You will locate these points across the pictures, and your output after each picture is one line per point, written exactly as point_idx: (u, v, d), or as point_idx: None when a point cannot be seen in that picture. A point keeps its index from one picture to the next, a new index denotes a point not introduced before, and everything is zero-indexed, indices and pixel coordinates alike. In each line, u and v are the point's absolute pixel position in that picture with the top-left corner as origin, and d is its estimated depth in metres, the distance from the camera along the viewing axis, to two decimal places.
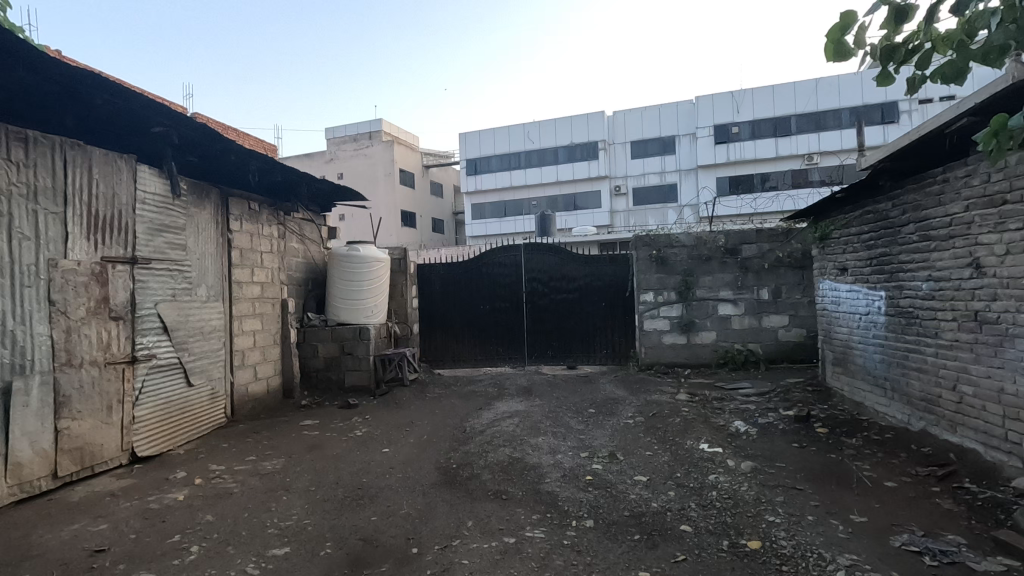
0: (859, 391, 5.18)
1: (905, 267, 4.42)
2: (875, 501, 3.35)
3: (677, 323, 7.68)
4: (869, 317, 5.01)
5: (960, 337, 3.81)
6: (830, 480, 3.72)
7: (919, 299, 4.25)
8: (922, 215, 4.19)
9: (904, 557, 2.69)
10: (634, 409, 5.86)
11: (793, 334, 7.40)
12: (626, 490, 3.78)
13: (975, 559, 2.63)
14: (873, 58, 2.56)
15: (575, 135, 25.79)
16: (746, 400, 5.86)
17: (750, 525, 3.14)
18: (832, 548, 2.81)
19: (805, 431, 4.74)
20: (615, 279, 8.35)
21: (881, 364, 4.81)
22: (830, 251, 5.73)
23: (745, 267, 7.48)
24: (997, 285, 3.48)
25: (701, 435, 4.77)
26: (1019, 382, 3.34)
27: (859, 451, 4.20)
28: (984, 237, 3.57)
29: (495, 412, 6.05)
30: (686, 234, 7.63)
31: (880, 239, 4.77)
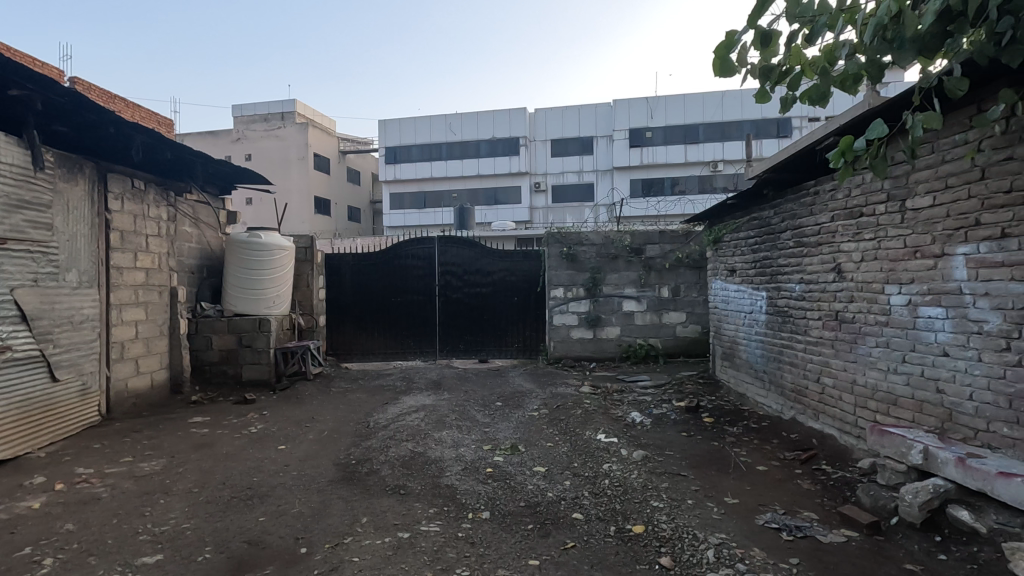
0: (743, 383, 5.63)
1: (783, 270, 4.84)
2: (748, 483, 3.66)
3: (585, 318, 7.94)
4: (752, 316, 5.45)
5: (824, 334, 4.24)
6: (711, 466, 4.01)
7: (793, 299, 4.67)
8: (797, 223, 4.61)
9: (765, 533, 2.96)
10: (540, 401, 6.02)
11: (689, 330, 7.89)
12: (524, 481, 3.87)
13: (823, 532, 2.93)
14: (753, 77, 2.78)
15: (496, 130, 25.83)
16: (643, 392, 6.19)
17: (636, 511, 3.33)
18: (706, 528, 3.03)
19: (693, 421, 5.08)
20: (528, 274, 8.50)
21: (762, 358, 5.25)
22: (722, 253, 6.16)
23: (648, 266, 7.87)
24: (853, 289, 3.90)
25: (599, 426, 4.99)
26: (868, 375, 3.77)
27: (738, 438, 4.57)
28: (845, 245, 3.99)
29: (402, 405, 5.97)
30: (595, 232, 7.91)
31: (763, 244, 5.20)
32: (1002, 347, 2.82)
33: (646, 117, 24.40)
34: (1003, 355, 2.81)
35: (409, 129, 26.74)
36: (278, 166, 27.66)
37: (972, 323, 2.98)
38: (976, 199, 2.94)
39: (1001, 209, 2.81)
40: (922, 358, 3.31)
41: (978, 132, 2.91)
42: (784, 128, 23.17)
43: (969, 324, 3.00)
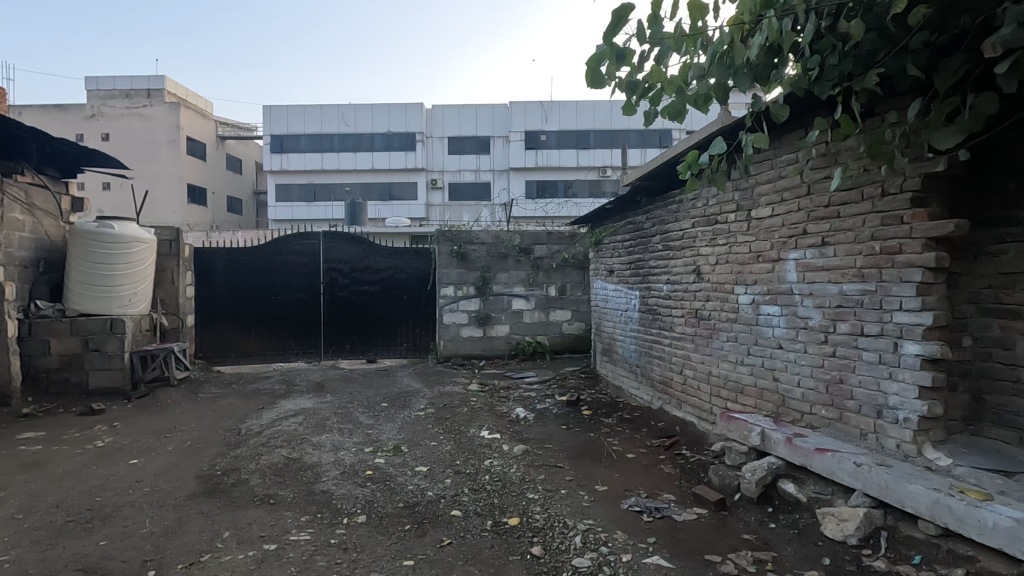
0: (619, 376, 6.00)
1: (653, 271, 5.22)
2: (618, 471, 3.91)
3: (475, 316, 8.01)
4: (627, 313, 5.83)
5: (686, 330, 4.64)
6: (585, 456, 4.23)
7: (661, 298, 5.06)
8: (665, 228, 4.99)
9: (629, 517, 3.18)
10: (427, 400, 5.98)
11: (574, 327, 8.25)
12: (405, 482, 3.83)
13: (678, 512, 3.21)
14: (621, 90, 2.97)
15: (392, 123, 25.17)
16: (528, 388, 6.39)
17: (512, 504, 3.42)
18: (576, 516, 3.19)
19: (573, 414, 5.34)
20: (419, 272, 8.42)
21: (635, 353, 5.64)
22: (602, 255, 6.52)
23: (536, 266, 8.12)
24: (709, 289, 4.31)
25: (483, 423, 5.07)
26: (720, 367, 4.18)
27: (612, 428, 4.87)
28: (703, 249, 4.39)
29: (279, 410, 5.64)
30: (485, 232, 8.01)
31: (636, 246, 5.58)
32: (822, 340, 3.25)
33: (541, 121, 25.11)
34: (822, 347, 3.25)
35: (297, 117, 25.21)
36: (142, 149, 24.80)
37: (801, 319, 3.41)
38: (804, 211, 3.36)
39: (822, 221, 3.24)
40: (762, 350, 3.74)
41: (805, 153, 3.34)
42: (666, 139, 24.93)
43: (798, 320, 3.43)
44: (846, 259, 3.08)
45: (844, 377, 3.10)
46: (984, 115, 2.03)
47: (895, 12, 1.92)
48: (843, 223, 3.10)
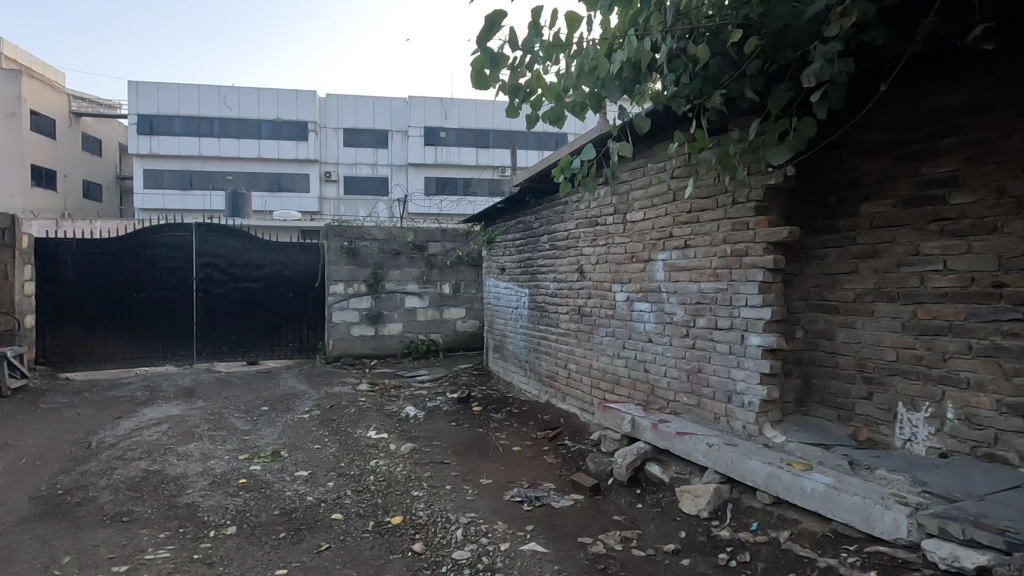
0: (509, 372, 6.15)
1: (541, 269, 5.41)
2: (503, 463, 4.01)
3: (366, 315, 7.80)
4: (518, 311, 5.99)
5: (570, 326, 4.86)
6: (472, 451, 4.29)
7: (548, 296, 5.26)
8: (552, 229, 5.19)
9: (510, 507, 3.28)
10: (312, 403, 5.73)
11: (468, 325, 8.33)
12: (282, 488, 3.65)
13: (557, 499, 3.37)
14: (504, 93, 3.03)
15: (282, 111, 23.59)
16: (420, 386, 6.35)
17: (396, 503, 3.39)
18: (458, 510, 3.23)
19: (463, 411, 5.39)
20: (306, 268, 8.04)
21: (525, 349, 5.81)
22: (494, 253, 6.64)
23: (430, 263, 8.08)
24: (591, 287, 4.55)
25: (371, 423, 4.96)
26: (600, 360, 4.44)
27: (500, 423, 4.98)
28: (586, 249, 4.62)
29: (140, 419, 5.12)
30: (377, 228, 7.82)
31: (526, 246, 5.75)
32: (685, 333, 3.57)
33: (441, 117, 24.86)
34: (685, 340, 3.56)
35: (170, 96, 22.80)
36: None
37: (667, 315, 3.71)
38: (671, 216, 3.66)
39: (685, 225, 3.55)
40: (635, 344, 4.02)
41: (671, 163, 3.64)
42: (562, 142, 25.81)
43: (665, 315, 3.73)
44: (705, 260, 3.41)
45: (702, 366, 3.43)
46: (805, 136, 2.34)
47: (732, 39, 2.17)
48: (702, 227, 3.42)
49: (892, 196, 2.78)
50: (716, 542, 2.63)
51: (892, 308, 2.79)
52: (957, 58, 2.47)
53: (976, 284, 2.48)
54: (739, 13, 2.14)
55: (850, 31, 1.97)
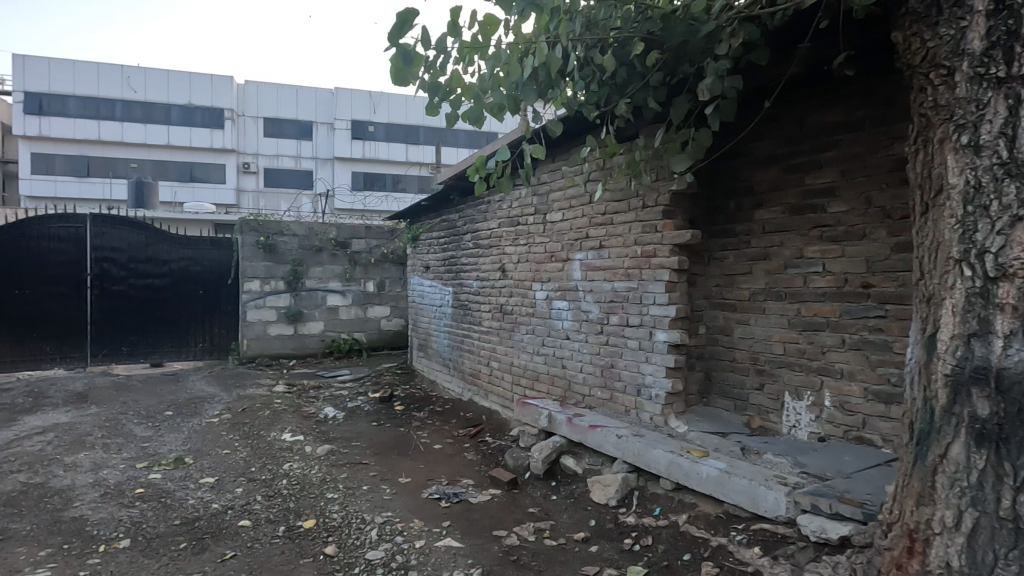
0: (433, 371, 6.13)
1: (464, 268, 5.43)
2: (423, 462, 4.00)
3: (285, 313, 7.50)
4: (441, 309, 5.98)
5: (493, 324, 4.91)
6: (392, 451, 4.25)
7: (472, 295, 5.29)
8: (475, 228, 5.23)
9: (427, 505, 3.28)
10: (222, 406, 5.44)
11: (393, 324, 8.22)
12: (185, 497, 3.44)
13: (474, 495, 3.40)
14: (425, 90, 3.00)
15: (195, 96, 21.86)
16: (340, 387, 6.20)
17: (309, 506, 3.30)
18: (374, 510, 3.20)
19: (384, 411, 5.32)
20: (218, 264, 7.61)
21: (448, 347, 5.81)
22: (419, 251, 6.59)
23: (354, 261, 7.90)
24: (512, 285, 4.63)
25: (286, 425, 4.78)
26: (521, 357, 4.52)
27: (422, 422, 4.95)
28: (508, 248, 4.69)
29: (20, 428, 4.65)
30: (297, 223, 7.53)
31: (450, 244, 5.74)
32: (599, 330, 3.71)
33: (371, 112, 24.18)
34: (599, 337, 3.71)
35: (63, 73, 20.71)
36: None
37: (583, 313, 3.85)
38: (587, 217, 3.80)
39: (600, 226, 3.70)
40: (554, 341, 4.14)
41: (587, 166, 3.77)
42: None
43: (581, 313, 3.87)
44: (617, 261, 3.57)
45: (614, 362, 3.58)
46: (702, 146, 2.51)
47: (636, 52, 2.29)
48: (615, 229, 3.58)
49: (781, 204, 3.04)
50: (622, 529, 2.77)
51: (781, 306, 3.05)
52: (834, 81, 2.74)
53: (849, 285, 2.76)
54: (643, 27, 2.27)
55: (738, 51, 2.14)
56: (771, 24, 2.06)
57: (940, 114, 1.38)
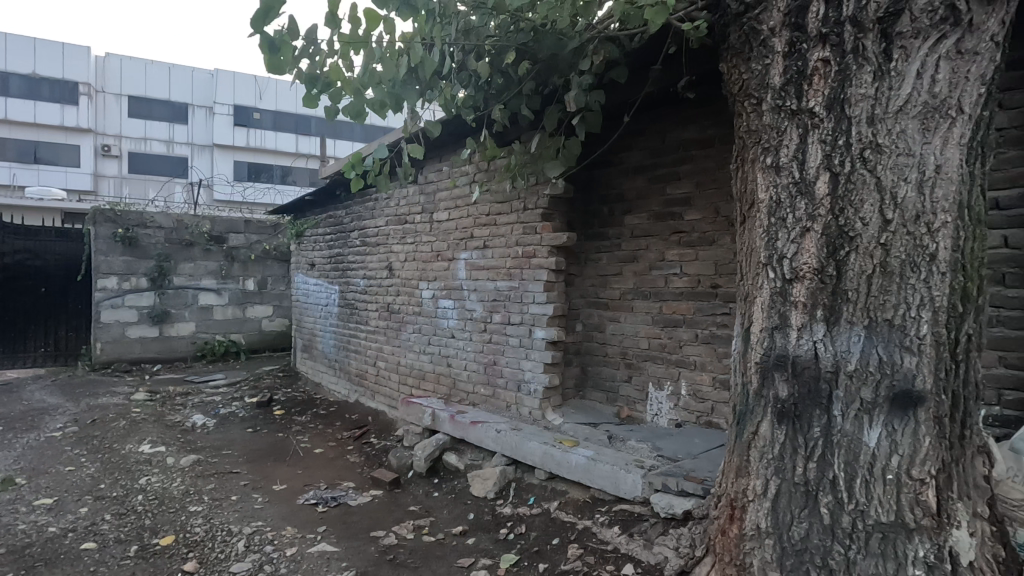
0: (318, 373, 5.89)
1: (351, 266, 5.28)
2: (301, 467, 3.85)
3: (148, 314, 6.80)
4: (327, 308, 5.76)
5: (380, 323, 4.83)
6: (267, 458, 4.04)
7: (358, 293, 5.16)
8: (362, 225, 5.11)
9: (302, 511, 3.17)
10: (67, 418, 4.83)
11: (276, 324, 7.79)
12: (13, 522, 3.03)
13: (353, 497, 3.33)
14: (301, 81, 2.83)
15: (39, 64, 17.85)
16: (213, 392, 5.76)
17: (168, 522, 3.05)
18: (242, 521, 3.03)
19: (262, 416, 5.03)
20: (65, 258, 6.76)
21: (334, 348, 5.61)
22: (303, 248, 6.28)
23: (231, 257, 7.36)
24: (399, 284, 4.58)
25: (145, 436, 4.36)
26: (407, 356, 4.49)
27: (303, 426, 4.75)
28: (395, 246, 4.64)
29: None
30: (163, 214, 6.87)
31: (336, 241, 5.56)
32: (483, 328, 3.80)
33: (255, 97, 21.05)
34: (483, 335, 3.79)
35: None
36: None
37: (468, 311, 3.92)
38: (472, 218, 3.87)
39: (484, 227, 3.78)
40: (440, 340, 4.16)
41: (472, 168, 3.84)
42: None
43: (466, 312, 3.93)
44: (500, 260, 3.67)
45: (497, 359, 3.69)
46: (573, 155, 2.70)
47: (510, 60, 2.41)
48: (499, 230, 3.68)
49: (646, 211, 3.30)
50: (498, 519, 2.86)
51: (646, 305, 3.32)
52: (689, 101, 3.04)
53: (701, 285, 3.07)
54: (517, 38, 2.38)
55: (600, 68, 2.32)
56: (629, 46, 2.26)
57: (752, 137, 1.59)
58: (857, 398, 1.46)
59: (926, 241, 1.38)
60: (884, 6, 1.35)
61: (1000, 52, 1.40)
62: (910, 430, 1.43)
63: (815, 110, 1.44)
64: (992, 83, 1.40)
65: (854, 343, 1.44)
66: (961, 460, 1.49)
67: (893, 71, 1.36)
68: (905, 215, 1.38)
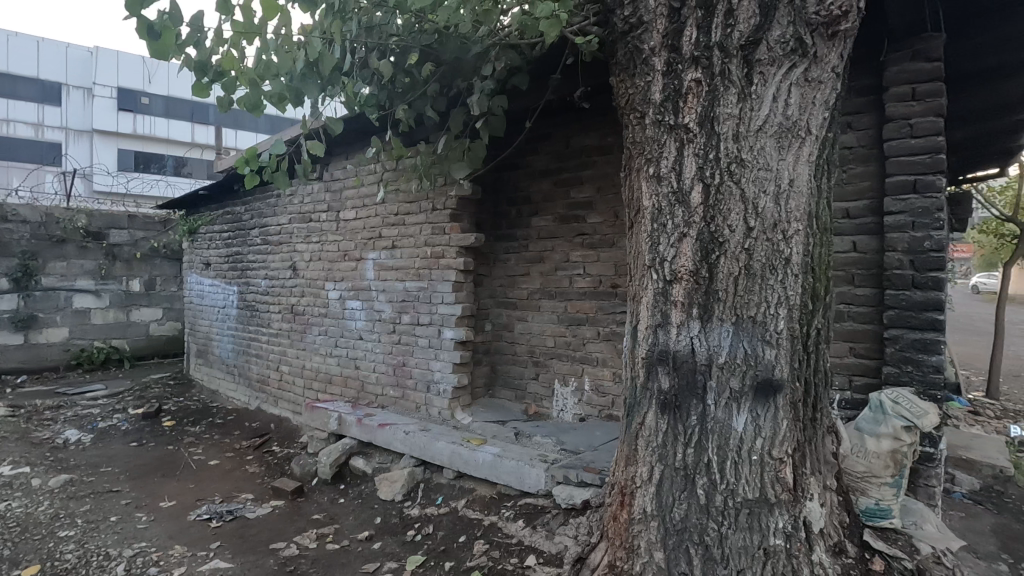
0: (214, 379, 5.53)
1: (251, 266, 5.00)
2: (193, 481, 3.60)
3: (10, 319, 5.98)
4: (224, 310, 5.41)
5: (283, 326, 4.62)
6: (154, 473, 3.74)
7: (259, 294, 4.89)
8: (263, 222, 4.85)
9: (194, 528, 2.96)
10: None
11: (166, 328, 7.26)
12: None
13: (252, 509, 3.17)
14: (189, 68, 2.61)
15: None
16: (90, 404, 5.23)
17: (33, 550, 2.74)
18: (123, 543, 2.79)
19: (149, 428, 4.64)
20: None
21: (232, 352, 5.29)
22: (197, 246, 5.87)
23: (112, 255, 6.72)
24: (304, 285, 4.41)
25: (5, 457, 3.88)
26: (312, 359, 4.33)
27: (197, 437, 4.45)
28: (299, 246, 4.45)
29: None
30: (28, 207, 6.11)
31: (234, 239, 5.24)
32: (391, 330, 3.75)
33: (141, 81, 19.04)
34: (391, 336, 3.74)
35: None
36: None
37: (376, 312, 3.85)
38: (380, 217, 3.81)
39: (393, 227, 3.73)
40: (347, 342, 4.05)
41: (379, 166, 3.77)
42: None
43: (374, 312, 3.86)
44: (409, 261, 3.65)
45: (406, 360, 3.65)
46: (478, 156, 2.70)
47: (413, 61, 2.42)
48: (408, 230, 3.65)
49: (551, 213, 3.42)
50: (406, 522, 2.84)
51: (552, 304, 3.43)
52: (589, 109, 3.19)
53: (602, 285, 3.22)
54: (420, 40, 2.39)
55: (503, 74, 2.38)
56: (530, 55, 2.34)
57: (637, 149, 1.71)
58: (727, 388, 1.61)
59: (782, 247, 1.55)
60: (746, 35, 1.51)
61: (841, 82, 1.60)
62: (771, 415, 1.61)
63: (689, 126, 1.57)
64: (834, 109, 1.61)
65: (725, 339, 1.59)
66: (812, 440, 1.69)
67: (754, 94, 1.52)
68: (765, 223, 1.54)
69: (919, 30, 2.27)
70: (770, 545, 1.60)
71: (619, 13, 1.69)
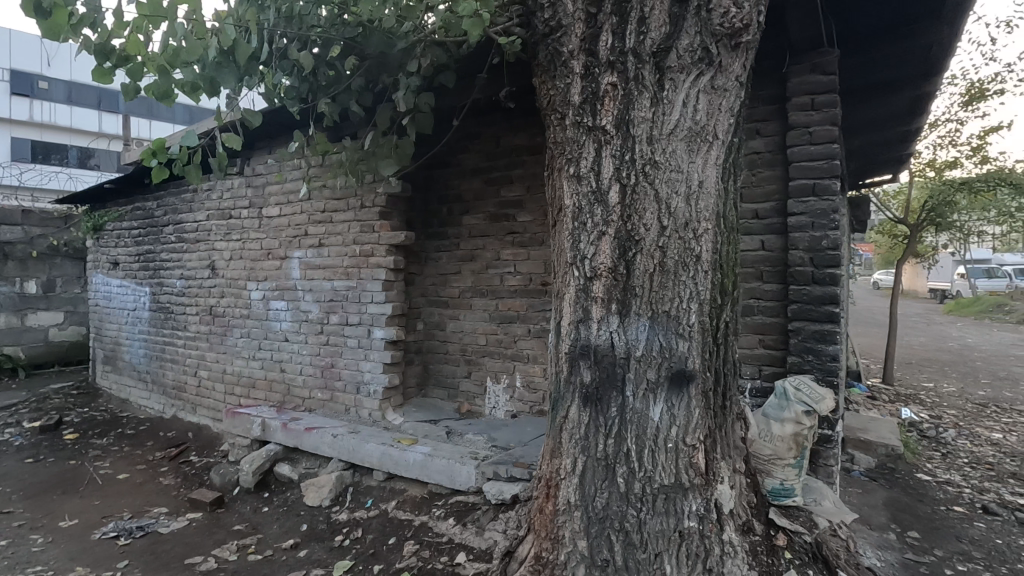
0: (124, 387, 5.14)
1: (164, 265, 4.69)
2: (98, 497, 3.34)
3: None
4: (135, 313, 5.04)
5: (201, 329, 4.37)
6: (54, 490, 3.43)
7: (174, 295, 4.60)
8: (178, 219, 4.57)
9: (98, 547, 2.75)
10: None
11: (68, 333, 6.68)
12: None
13: (166, 524, 2.98)
14: (87, 50, 2.41)
15: None
16: None
17: None
18: (14, 569, 2.55)
19: (48, 442, 4.25)
20: None
21: (144, 358, 4.94)
22: (104, 244, 5.44)
23: (3, 254, 6.10)
24: (224, 285, 4.19)
25: None
26: (233, 363, 4.12)
27: (104, 450, 4.12)
28: (219, 244, 4.23)
29: None
30: None
31: (145, 237, 4.90)
32: (318, 331, 3.64)
33: (38, 63, 17.35)
34: (319, 337, 3.63)
35: None
36: None
37: (302, 312, 3.72)
38: (305, 215, 3.68)
39: (319, 224, 3.62)
40: (271, 344, 3.89)
41: (304, 162, 3.64)
42: None
43: (300, 313, 3.72)
44: (336, 259, 3.55)
45: (334, 361, 3.55)
46: (406, 153, 2.69)
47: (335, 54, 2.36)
48: (335, 227, 3.55)
49: (482, 211, 3.43)
50: (334, 527, 2.76)
51: (483, 303, 3.44)
52: (517, 109, 3.22)
53: (533, 283, 3.26)
54: (343, 33, 2.34)
55: (429, 71, 2.37)
56: (456, 53, 2.34)
57: (558, 148, 1.75)
58: (644, 379, 1.68)
59: (693, 245, 1.64)
60: (657, 43, 1.58)
61: (744, 90, 1.71)
62: (685, 404, 1.69)
63: (606, 128, 1.63)
64: (738, 116, 1.71)
65: (641, 332, 1.66)
66: (722, 426, 1.80)
67: (665, 99, 1.60)
68: (677, 221, 1.62)
69: (815, 46, 2.46)
70: (685, 528, 1.69)
71: (539, 15, 1.72)
